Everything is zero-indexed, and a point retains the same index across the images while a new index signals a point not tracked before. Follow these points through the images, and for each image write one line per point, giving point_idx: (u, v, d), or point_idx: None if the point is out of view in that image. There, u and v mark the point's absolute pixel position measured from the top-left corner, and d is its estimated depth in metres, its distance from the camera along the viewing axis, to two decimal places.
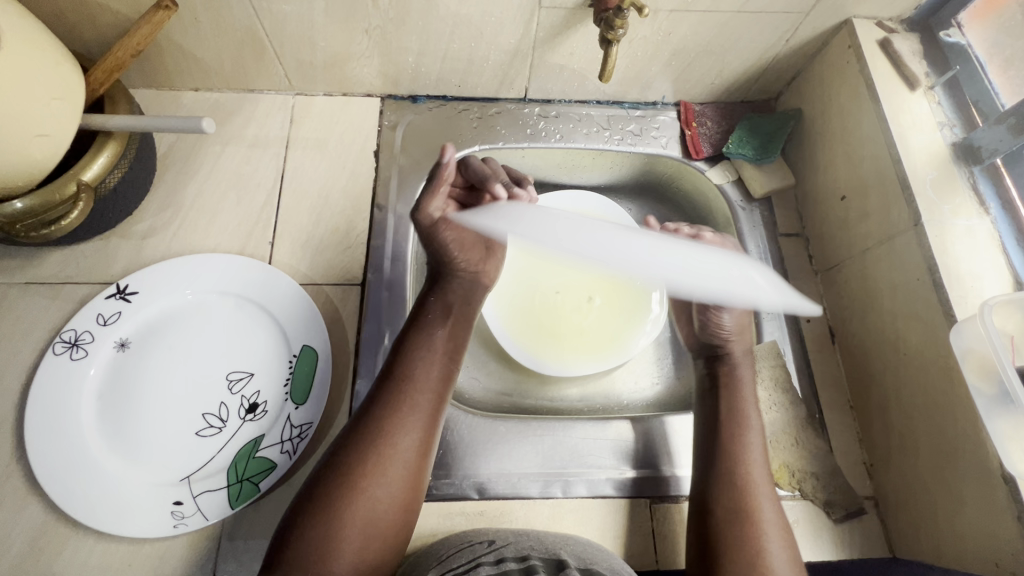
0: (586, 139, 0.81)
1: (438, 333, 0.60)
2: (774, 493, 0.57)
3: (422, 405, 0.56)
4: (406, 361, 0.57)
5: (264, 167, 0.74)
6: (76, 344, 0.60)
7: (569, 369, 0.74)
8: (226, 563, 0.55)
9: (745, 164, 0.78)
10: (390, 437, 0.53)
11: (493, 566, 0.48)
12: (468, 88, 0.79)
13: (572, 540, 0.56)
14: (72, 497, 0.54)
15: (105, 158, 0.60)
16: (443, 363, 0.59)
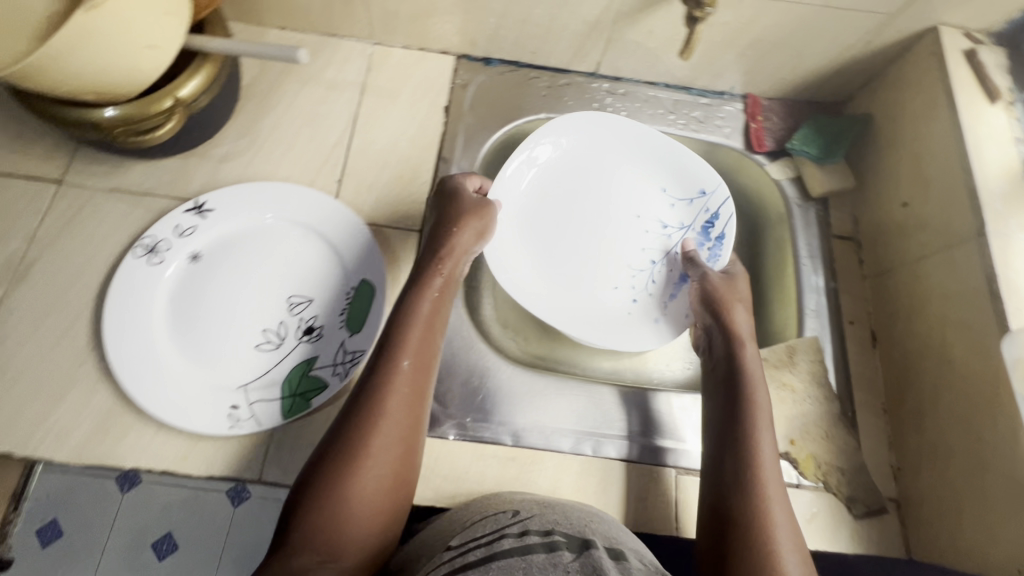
0: (651, 120, 0.82)
1: (424, 308, 0.57)
2: (787, 499, 0.52)
3: (416, 383, 0.53)
4: (395, 338, 0.54)
5: (338, 109, 0.77)
6: (154, 250, 0.64)
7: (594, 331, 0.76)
8: (271, 469, 0.58)
9: (807, 162, 0.79)
10: (385, 413, 0.50)
11: (516, 539, 0.44)
12: (541, 56, 0.80)
13: (597, 518, 0.52)
14: (140, 388, 0.58)
15: (197, 82, 0.62)
16: (426, 325, 0.56)
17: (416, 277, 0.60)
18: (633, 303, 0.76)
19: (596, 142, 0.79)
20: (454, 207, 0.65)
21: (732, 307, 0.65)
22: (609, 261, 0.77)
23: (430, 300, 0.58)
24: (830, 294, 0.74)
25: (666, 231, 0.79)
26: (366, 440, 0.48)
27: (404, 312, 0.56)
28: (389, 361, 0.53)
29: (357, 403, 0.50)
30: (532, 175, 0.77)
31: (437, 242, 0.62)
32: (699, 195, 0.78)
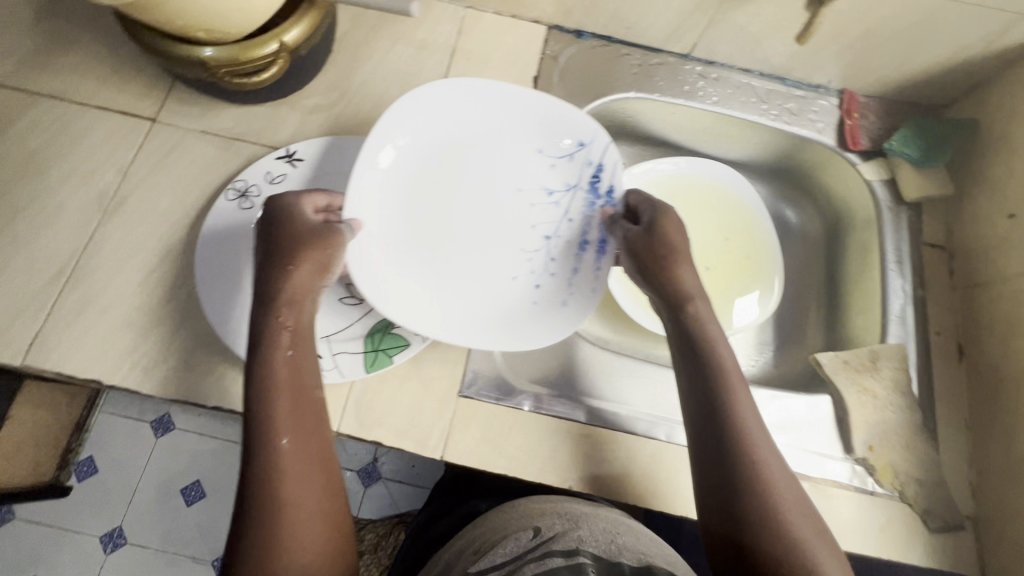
0: (741, 108, 0.80)
1: (283, 367, 0.49)
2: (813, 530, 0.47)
3: (303, 450, 0.47)
4: (264, 410, 0.47)
5: (428, 71, 0.76)
6: (244, 195, 0.64)
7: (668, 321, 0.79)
8: (349, 421, 0.59)
9: (904, 164, 0.76)
10: (282, 498, 0.45)
11: (539, 565, 0.49)
12: (636, 32, 0.78)
13: (616, 525, 0.56)
14: (229, 329, 0.59)
15: (297, 32, 0.61)
16: (290, 349, 0.51)
17: (263, 327, 0.51)
18: (538, 290, 0.66)
19: (483, 114, 0.68)
20: (288, 232, 0.55)
21: (676, 261, 0.58)
22: (490, 246, 0.67)
23: (286, 346, 0.50)
24: (917, 303, 0.71)
25: (554, 197, 0.69)
26: (273, 533, 0.43)
27: (262, 379, 0.49)
28: (266, 443, 0.46)
29: (246, 498, 0.45)
30: (399, 151, 0.66)
31: (281, 281, 0.52)
32: (578, 148, 0.68)
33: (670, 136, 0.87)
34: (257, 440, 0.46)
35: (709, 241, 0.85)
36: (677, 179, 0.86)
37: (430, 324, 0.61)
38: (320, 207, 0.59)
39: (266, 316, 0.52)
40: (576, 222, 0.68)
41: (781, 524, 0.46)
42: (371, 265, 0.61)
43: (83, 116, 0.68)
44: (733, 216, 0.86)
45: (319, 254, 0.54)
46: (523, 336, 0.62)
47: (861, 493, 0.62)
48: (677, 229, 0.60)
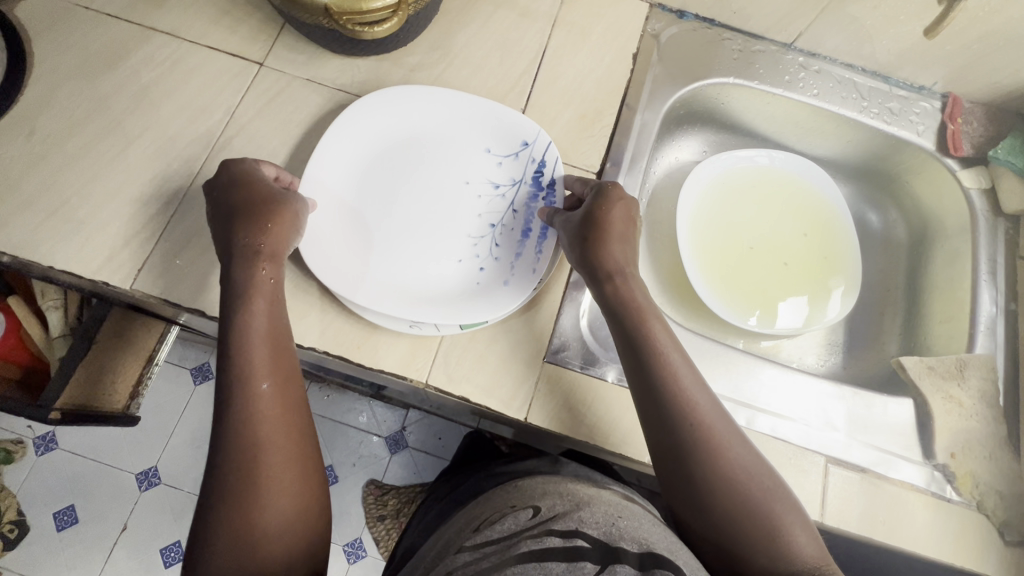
0: (841, 103, 0.78)
1: (260, 319, 0.50)
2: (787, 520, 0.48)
3: (284, 397, 0.49)
4: (242, 360, 0.48)
5: (529, 38, 0.76)
6: None
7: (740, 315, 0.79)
8: (437, 374, 0.60)
9: (1006, 174, 0.74)
10: (265, 441, 0.46)
11: (535, 542, 0.45)
12: (742, 17, 0.77)
13: (623, 508, 0.51)
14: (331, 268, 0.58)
15: None
16: (267, 305, 0.51)
17: (239, 279, 0.51)
18: (481, 274, 0.62)
19: (442, 109, 0.67)
20: (257, 196, 0.55)
21: (608, 246, 0.55)
22: (444, 230, 0.63)
23: (262, 297, 0.51)
24: (1009, 316, 0.70)
25: (499, 189, 0.66)
26: (257, 475, 0.45)
27: (240, 329, 0.49)
28: (246, 390, 0.47)
29: (226, 441, 0.46)
30: (360, 131, 0.65)
31: (257, 238, 0.53)
32: (522, 147, 0.66)
33: (761, 124, 0.85)
34: (239, 386, 0.47)
35: (788, 236, 0.85)
36: (754, 172, 0.86)
37: (384, 297, 0.59)
38: (273, 176, 0.60)
39: (248, 267, 0.52)
40: (520, 213, 0.65)
41: (737, 512, 0.47)
42: (324, 240, 0.60)
43: (193, 54, 0.70)
44: (814, 212, 0.85)
45: (285, 216, 0.54)
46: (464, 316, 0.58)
47: (938, 499, 0.61)
48: (617, 209, 0.57)
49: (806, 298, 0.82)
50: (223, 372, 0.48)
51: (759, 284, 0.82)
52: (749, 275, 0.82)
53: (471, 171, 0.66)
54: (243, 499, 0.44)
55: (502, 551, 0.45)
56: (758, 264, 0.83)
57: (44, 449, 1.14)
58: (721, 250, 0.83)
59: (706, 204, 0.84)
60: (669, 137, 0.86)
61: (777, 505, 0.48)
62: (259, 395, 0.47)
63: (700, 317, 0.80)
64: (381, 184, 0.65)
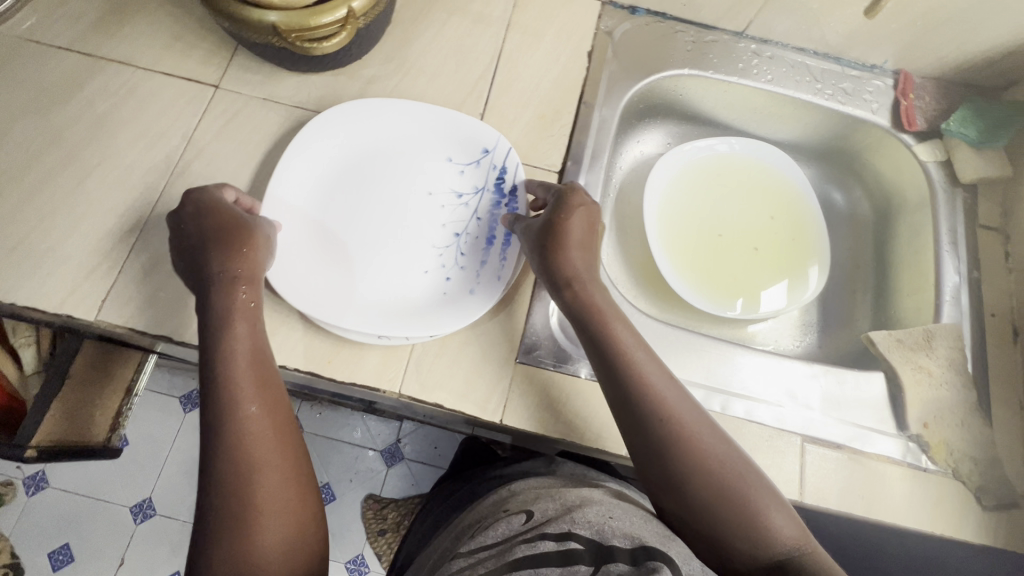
0: (796, 87, 0.79)
1: (242, 343, 0.51)
2: (776, 502, 0.49)
3: (272, 418, 0.49)
4: (229, 384, 0.48)
5: (484, 43, 0.76)
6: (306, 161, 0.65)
7: (715, 303, 0.80)
8: (410, 384, 0.60)
9: (961, 145, 0.75)
10: (255, 464, 0.46)
11: (530, 546, 0.46)
12: (692, 9, 0.78)
13: (616, 507, 0.52)
14: (292, 286, 0.58)
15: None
16: (250, 328, 0.52)
17: (219, 305, 0.51)
18: (447, 283, 0.62)
19: (400, 125, 0.68)
20: (224, 220, 0.55)
21: (567, 252, 0.56)
22: (408, 242, 0.63)
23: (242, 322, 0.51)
24: (972, 284, 0.71)
25: (462, 199, 0.66)
26: (251, 497, 0.45)
27: (225, 354, 0.50)
28: (233, 414, 0.47)
29: (217, 467, 0.45)
30: (319, 150, 0.65)
31: (231, 264, 0.53)
32: (483, 154, 0.67)
33: (720, 113, 0.86)
34: (226, 409, 0.47)
35: (755, 219, 0.85)
36: (718, 160, 0.87)
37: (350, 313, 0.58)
38: (236, 203, 0.59)
39: (227, 292, 0.52)
40: (484, 221, 0.65)
41: (719, 500, 0.48)
42: (287, 260, 0.59)
43: (149, 81, 0.70)
44: (778, 195, 0.86)
45: (257, 242, 0.55)
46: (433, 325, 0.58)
47: (915, 469, 0.62)
48: (579, 215, 0.58)
49: (776, 280, 0.83)
50: (209, 399, 0.48)
51: (729, 269, 0.82)
52: (719, 261, 0.83)
53: (433, 183, 0.66)
54: (237, 523, 0.44)
55: (497, 555, 0.46)
56: (727, 250, 0.83)
57: (35, 489, 1.13)
58: (691, 239, 0.83)
59: (674, 195, 0.84)
60: (631, 131, 0.87)
61: (758, 488, 0.49)
62: (247, 418, 0.47)
63: (673, 307, 0.81)
64: (343, 198, 0.64)
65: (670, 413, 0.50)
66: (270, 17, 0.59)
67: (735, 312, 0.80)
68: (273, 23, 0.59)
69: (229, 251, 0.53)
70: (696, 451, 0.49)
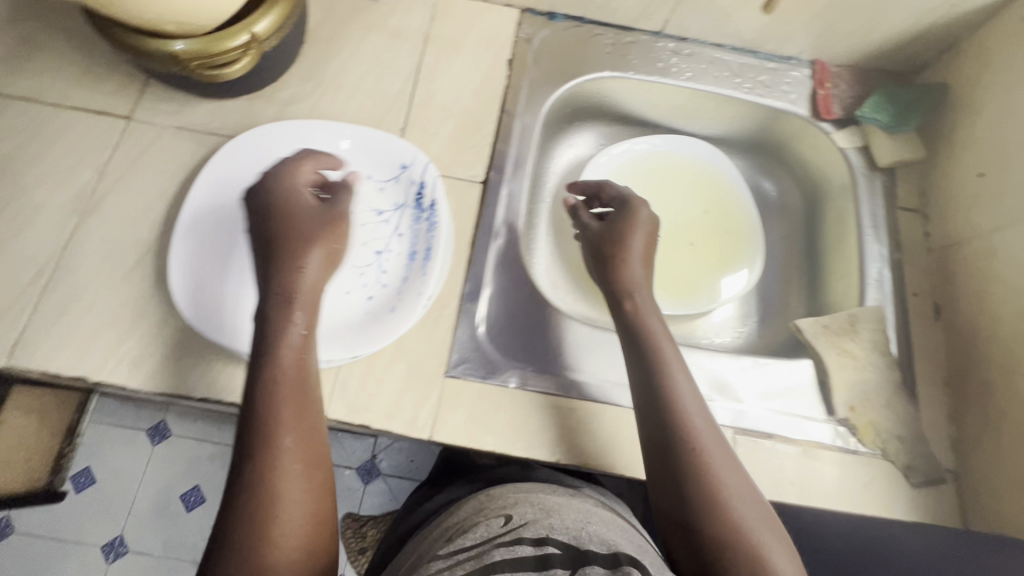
0: (716, 83, 0.81)
1: (285, 365, 0.48)
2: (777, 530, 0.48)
3: (303, 457, 0.46)
4: (264, 408, 0.47)
5: (403, 57, 0.76)
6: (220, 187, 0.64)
7: (652, 300, 0.81)
8: (336, 408, 0.59)
9: (876, 131, 0.77)
10: (278, 501, 0.44)
11: (507, 550, 0.46)
12: (608, 12, 0.78)
13: (593, 515, 0.51)
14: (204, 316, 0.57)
15: (270, 21, 0.62)
16: (297, 354, 0.49)
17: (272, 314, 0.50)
18: (369, 302, 0.62)
19: (316, 146, 0.67)
20: (300, 224, 0.53)
21: (627, 263, 0.60)
22: None
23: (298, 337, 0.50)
24: (894, 266, 0.72)
25: (383, 216, 0.66)
26: (267, 539, 0.42)
27: (267, 377, 0.48)
28: (269, 442, 0.45)
29: (242, 495, 0.44)
30: (233, 176, 0.65)
31: (285, 276, 0.51)
32: (401, 170, 0.67)
33: (647, 113, 0.87)
34: (270, 426, 0.46)
35: (690, 214, 0.86)
36: (649, 157, 0.87)
37: None
38: (313, 170, 0.58)
39: (283, 305, 0.50)
40: (405, 237, 0.65)
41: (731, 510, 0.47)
42: (203, 290, 0.59)
43: (58, 117, 0.68)
44: (712, 189, 0.87)
45: (308, 245, 0.53)
46: (352, 346, 0.58)
47: (845, 452, 0.63)
48: (642, 234, 0.62)
49: (712, 273, 0.83)
50: (246, 419, 0.47)
51: (664, 266, 0.83)
52: (654, 258, 0.84)
53: (352, 202, 0.66)
54: (251, 556, 0.41)
55: (477, 559, 0.45)
56: (662, 247, 0.84)
57: None
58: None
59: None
60: (562, 134, 0.88)
61: (764, 523, 0.48)
62: (281, 452, 0.45)
63: (614, 307, 0.81)
64: None
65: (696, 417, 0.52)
66: (174, 47, 0.58)
67: (670, 307, 0.80)
68: (179, 53, 0.58)
69: (312, 252, 0.52)
70: (715, 467, 0.49)
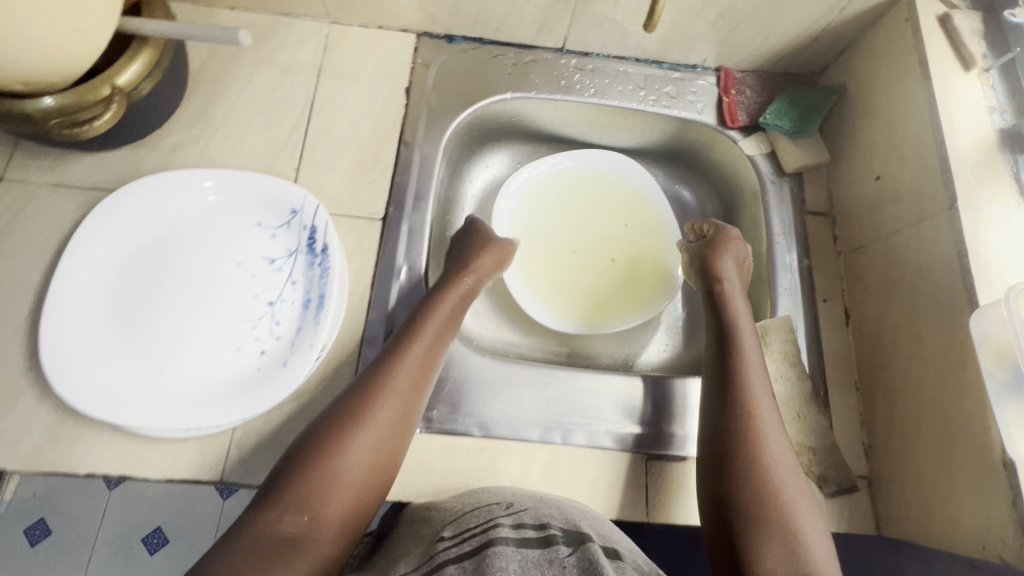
0: (621, 97, 0.79)
1: (416, 353, 0.58)
2: (813, 513, 0.54)
3: (392, 430, 0.55)
4: (386, 378, 0.56)
5: (294, 93, 0.73)
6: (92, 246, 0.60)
7: (573, 321, 0.79)
8: (233, 471, 0.57)
9: (780, 136, 0.76)
10: (353, 442, 0.52)
11: (512, 531, 0.50)
12: (506, 32, 0.77)
13: (589, 513, 0.56)
14: (76, 388, 0.53)
15: (139, 65, 0.59)
16: (431, 344, 0.60)
17: (438, 321, 0.61)
18: (262, 357, 0.60)
19: (201, 195, 0.64)
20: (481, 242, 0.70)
21: (726, 284, 0.67)
22: (217, 319, 0.61)
23: (437, 329, 0.61)
24: (803, 272, 0.72)
25: (276, 265, 0.64)
26: (336, 469, 0.51)
27: (398, 356, 0.57)
28: (374, 402, 0.55)
29: (329, 431, 0.52)
30: (108, 235, 0.60)
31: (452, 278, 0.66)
32: (292, 215, 0.64)
33: (559, 130, 0.86)
34: (367, 391, 0.55)
35: (609, 229, 0.85)
36: (566, 173, 0.86)
37: (148, 408, 0.54)
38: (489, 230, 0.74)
39: (436, 317, 0.61)
40: (299, 285, 0.63)
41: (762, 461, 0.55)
42: (76, 360, 0.55)
43: None
44: (629, 205, 0.86)
45: (485, 271, 0.68)
46: (240, 407, 0.55)
47: None
48: (733, 253, 0.70)
49: (633, 291, 0.83)
50: (372, 377, 0.56)
51: (584, 286, 0.82)
52: (574, 279, 0.82)
53: (243, 253, 0.63)
54: (320, 477, 0.50)
55: (486, 534, 0.49)
56: (581, 266, 0.83)
57: None
58: (545, 259, 0.83)
59: (522, 217, 0.84)
60: (477, 156, 0.86)
61: (796, 482, 0.55)
62: (379, 411, 0.54)
63: (537, 332, 0.81)
64: (142, 283, 0.60)
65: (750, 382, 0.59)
66: (42, 104, 0.54)
67: (591, 329, 0.79)
68: (46, 108, 0.55)
69: (473, 273, 0.67)
70: (757, 426, 0.57)
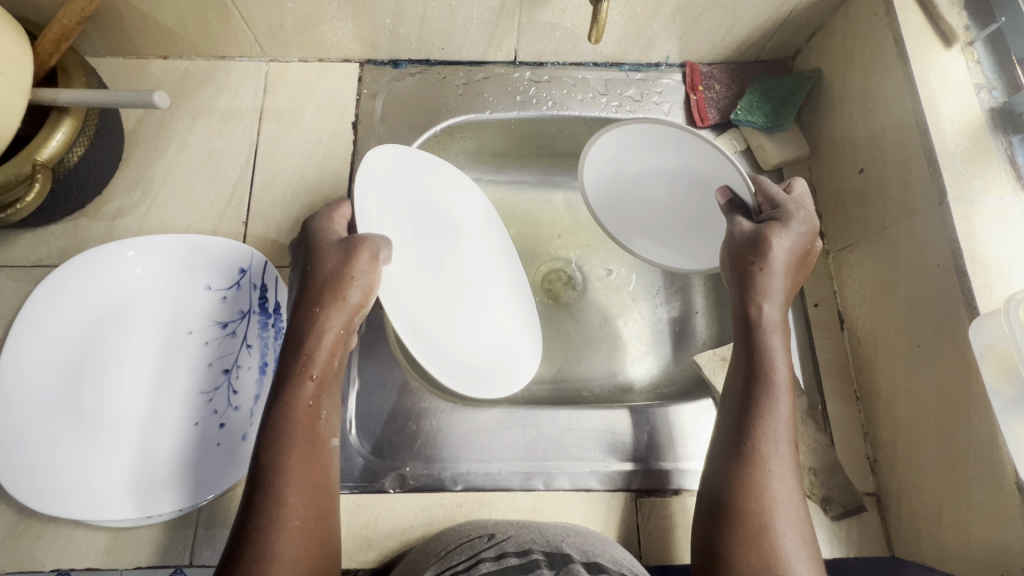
0: (581, 106, 0.74)
1: (296, 443, 0.44)
2: (813, 562, 0.43)
3: (307, 538, 0.42)
4: (281, 485, 0.43)
5: (236, 141, 0.70)
6: (30, 327, 0.56)
7: (506, 335, 0.65)
8: (202, 552, 0.55)
9: (754, 132, 0.72)
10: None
11: (495, 563, 0.46)
12: (453, 51, 0.72)
13: (572, 532, 0.53)
14: (25, 481, 0.51)
15: (62, 135, 0.55)
16: (314, 426, 0.45)
17: (296, 443, 0.44)
18: (220, 430, 0.57)
19: (146, 264, 0.61)
20: (327, 269, 0.48)
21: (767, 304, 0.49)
22: (172, 394, 0.58)
23: (301, 441, 0.44)
24: None
25: (229, 331, 0.61)
26: None
27: (279, 453, 0.44)
28: (275, 517, 0.42)
29: None
30: (48, 312, 0.57)
31: (317, 332, 0.46)
32: (241, 276, 0.62)
33: (521, 147, 0.80)
34: (263, 511, 0.42)
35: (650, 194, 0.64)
36: (466, 184, 0.70)
37: (98, 497, 0.52)
38: (343, 223, 0.53)
39: (291, 437, 0.44)
40: (255, 349, 0.60)
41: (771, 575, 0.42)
42: (20, 451, 0.52)
43: None
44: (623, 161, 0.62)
45: (368, 285, 0.47)
46: None
47: None
48: (800, 241, 0.50)
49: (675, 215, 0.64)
50: (258, 490, 0.43)
51: (485, 297, 0.66)
52: (465, 278, 0.65)
53: (196, 321, 0.61)
54: None
55: (466, 570, 0.45)
56: (509, 299, 0.68)
57: None
58: (424, 242, 0.62)
59: (461, 194, 0.69)
60: None
61: (801, 534, 0.44)
62: (285, 527, 0.42)
63: None
64: (91, 364, 0.58)
65: (765, 484, 0.44)
66: None
67: (491, 389, 0.59)
68: None
69: (349, 302, 0.47)
70: (754, 472, 0.45)
